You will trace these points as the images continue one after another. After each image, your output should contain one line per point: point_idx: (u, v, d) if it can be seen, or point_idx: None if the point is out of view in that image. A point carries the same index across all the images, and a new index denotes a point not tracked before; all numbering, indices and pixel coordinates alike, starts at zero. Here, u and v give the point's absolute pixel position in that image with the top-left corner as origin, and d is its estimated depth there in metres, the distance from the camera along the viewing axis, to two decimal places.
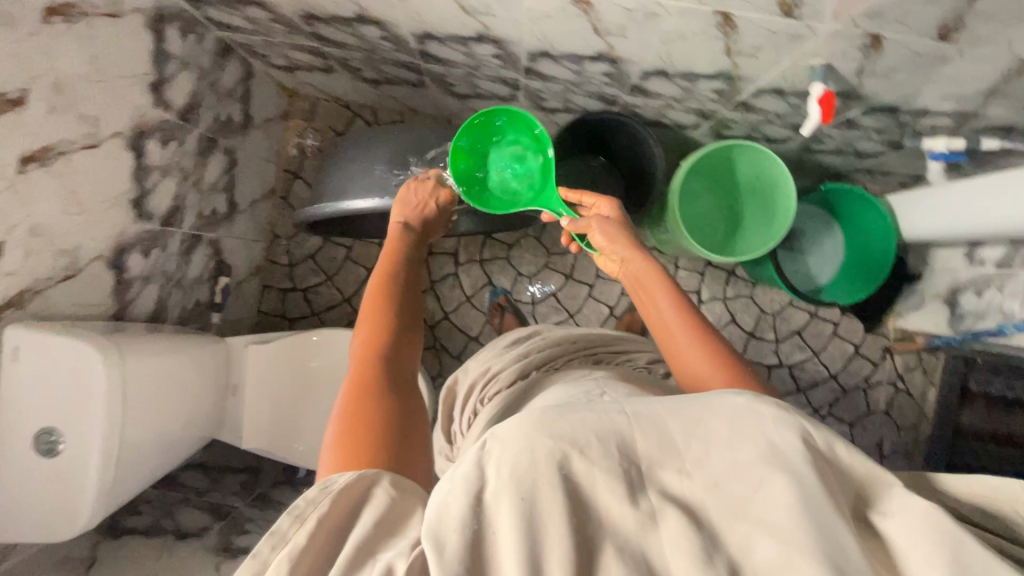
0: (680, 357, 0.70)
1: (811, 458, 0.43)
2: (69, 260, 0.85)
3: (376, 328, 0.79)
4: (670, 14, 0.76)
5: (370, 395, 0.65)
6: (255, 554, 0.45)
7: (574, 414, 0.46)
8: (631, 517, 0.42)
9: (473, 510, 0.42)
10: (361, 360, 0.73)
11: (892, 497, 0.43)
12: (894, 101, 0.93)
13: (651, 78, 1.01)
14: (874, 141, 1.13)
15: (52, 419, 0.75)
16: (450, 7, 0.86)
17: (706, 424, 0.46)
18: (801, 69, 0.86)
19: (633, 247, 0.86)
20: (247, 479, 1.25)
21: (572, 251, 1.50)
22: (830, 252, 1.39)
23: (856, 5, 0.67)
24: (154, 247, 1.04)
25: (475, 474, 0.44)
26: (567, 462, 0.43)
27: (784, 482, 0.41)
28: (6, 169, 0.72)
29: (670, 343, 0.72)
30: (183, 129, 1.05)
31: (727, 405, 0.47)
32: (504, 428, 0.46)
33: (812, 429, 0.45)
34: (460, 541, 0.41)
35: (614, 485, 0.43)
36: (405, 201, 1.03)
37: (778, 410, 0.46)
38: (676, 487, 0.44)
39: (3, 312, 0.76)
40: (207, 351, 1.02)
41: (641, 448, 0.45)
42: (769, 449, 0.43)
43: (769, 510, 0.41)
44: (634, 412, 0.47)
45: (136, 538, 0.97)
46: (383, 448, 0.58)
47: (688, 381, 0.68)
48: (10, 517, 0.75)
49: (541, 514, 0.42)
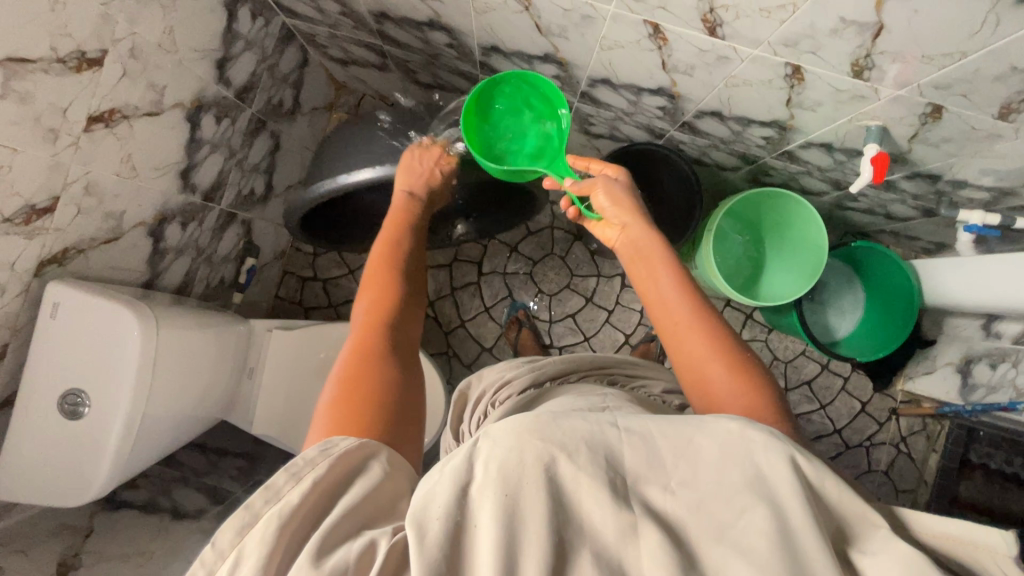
0: (678, 344, 0.66)
1: (800, 489, 0.41)
2: (114, 223, 0.84)
3: (381, 299, 0.77)
4: (742, 59, 0.78)
5: (372, 364, 0.64)
6: (248, 505, 0.44)
7: (569, 419, 0.45)
8: (612, 528, 0.41)
9: (458, 501, 0.41)
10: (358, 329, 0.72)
11: (872, 536, 0.42)
12: (938, 170, 0.95)
13: (704, 118, 1.03)
14: (907, 206, 1.15)
15: (82, 380, 0.75)
16: (525, 24, 0.88)
17: (695, 444, 0.44)
18: (856, 128, 0.88)
19: (640, 216, 0.80)
20: (245, 465, 1.22)
21: (595, 275, 1.51)
22: (849, 308, 1.41)
23: (928, 73, 0.69)
24: (192, 220, 1.04)
25: (462, 466, 0.43)
26: (553, 464, 0.42)
27: (768, 513, 0.40)
28: (73, 127, 0.72)
29: (668, 325, 0.68)
30: (238, 108, 1.06)
31: (719, 426, 0.45)
32: (498, 426, 0.45)
33: (801, 457, 0.43)
34: (443, 529, 0.40)
35: (597, 494, 0.41)
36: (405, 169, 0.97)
37: (769, 435, 0.44)
38: (660, 504, 0.42)
39: (44, 268, 0.75)
40: (232, 331, 1.02)
41: (628, 461, 0.43)
42: (754, 475, 0.42)
43: (750, 537, 0.40)
44: (625, 426, 0.45)
45: (134, 513, 0.95)
46: (384, 423, 0.57)
47: (684, 371, 0.65)
48: (29, 478, 0.75)
49: (522, 513, 0.40)
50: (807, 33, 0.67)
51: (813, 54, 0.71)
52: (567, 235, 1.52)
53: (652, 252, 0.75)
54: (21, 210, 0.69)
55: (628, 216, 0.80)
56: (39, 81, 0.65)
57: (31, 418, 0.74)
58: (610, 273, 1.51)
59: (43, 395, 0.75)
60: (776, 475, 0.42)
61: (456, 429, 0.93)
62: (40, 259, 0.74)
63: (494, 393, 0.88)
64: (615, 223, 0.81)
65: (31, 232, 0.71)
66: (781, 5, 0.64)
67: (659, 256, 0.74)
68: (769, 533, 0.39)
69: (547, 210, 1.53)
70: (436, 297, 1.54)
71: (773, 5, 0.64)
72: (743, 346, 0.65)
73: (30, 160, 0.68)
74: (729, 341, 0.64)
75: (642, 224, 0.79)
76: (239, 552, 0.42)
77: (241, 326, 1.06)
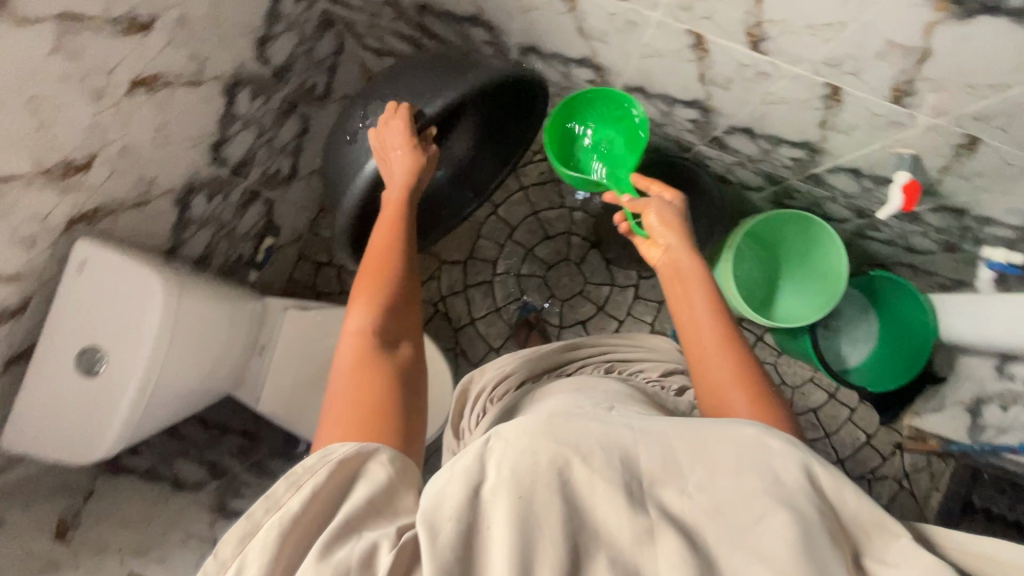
0: (703, 367, 0.66)
1: (815, 497, 0.43)
2: (145, 189, 0.85)
3: (372, 306, 0.70)
4: (781, 77, 0.78)
5: (368, 398, 0.59)
6: (250, 514, 0.45)
7: (580, 421, 0.44)
8: (628, 531, 0.40)
9: (470, 502, 0.41)
10: (349, 343, 0.66)
11: (892, 544, 0.44)
12: (966, 204, 0.95)
13: (734, 134, 1.03)
14: (930, 240, 1.14)
15: (101, 339, 0.76)
16: (568, 26, 0.90)
17: (713, 448, 0.44)
18: (889, 156, 0.88)
19: (687, 240, 0.78)
20: (246, 443, 1.21)
21: (608, 284, 1.51)
22: (863, 337, 1.40)
23: (969, 103, 0.69)
24: (218, 194, 1.04)
25: (473, 465, 0.42)
26: (567, 467, 0.41)
27: (790, 518, 0.40)
28: (117, 88, 0.72)
29: (696, 348, 0.68)
30: (273, 87, 1.06)
31: (737, 431, 0.45)
32: (508, 427, 0.44)
33: (818, 466, 0.44)
34: (456, 530, 0.40)
35: (610, 495, 0.41)
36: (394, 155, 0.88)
37: (787, 444, 0.45)
38: (677, 508, 0.42)
39: (74, 225, 0.76)
40: (248, 307, 1.02)
41: (644, 463, 0.43)
42: (773, 481, 0.42)
43: (767, 543, 0.40)
44: (641, 428, 0.45)
45: (135, 480, 0.94)
46: (388, 425, 0.57)
47: (705, 393, 0.66)
48: (47, 431, 0.77)
49: (537, 517, 0.40)
50: (852, 53, 0.68)
51: (855, 75, 0.71)
52: (584, 242, 1.53)
53: (693, 274, 0.73)
54: (59, 164, 0.69)
55: (672, 235, 0.79)
56: (89, 40, 0.65)
57: (51, 371, 0.76)
58: (624, 283, 1.51)
59: (64, 351, 0.76)
60: (792, 481, 0.43)
61: (457, 426, 0.89)
62: (71, 216, 0.75)
63: (493, 387, 0.86)
64: (660, 242, 0.79)
65: (65, 188, 0.72)
66: (828, 23, 0.64)
67: (699, 279, 0.72)
68: (790, 539, 0.39)
69: (565, 215, 1.53)
70: (448, 293, 1.54)
71: (821, 22, 0.65)
72: (768, 376, 0.64)
73: (73, 116, 0.68)
74: (755, 372, 0.64)
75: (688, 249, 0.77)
76: (241, 562, 0.43)
77: (257, 303, 1.06)
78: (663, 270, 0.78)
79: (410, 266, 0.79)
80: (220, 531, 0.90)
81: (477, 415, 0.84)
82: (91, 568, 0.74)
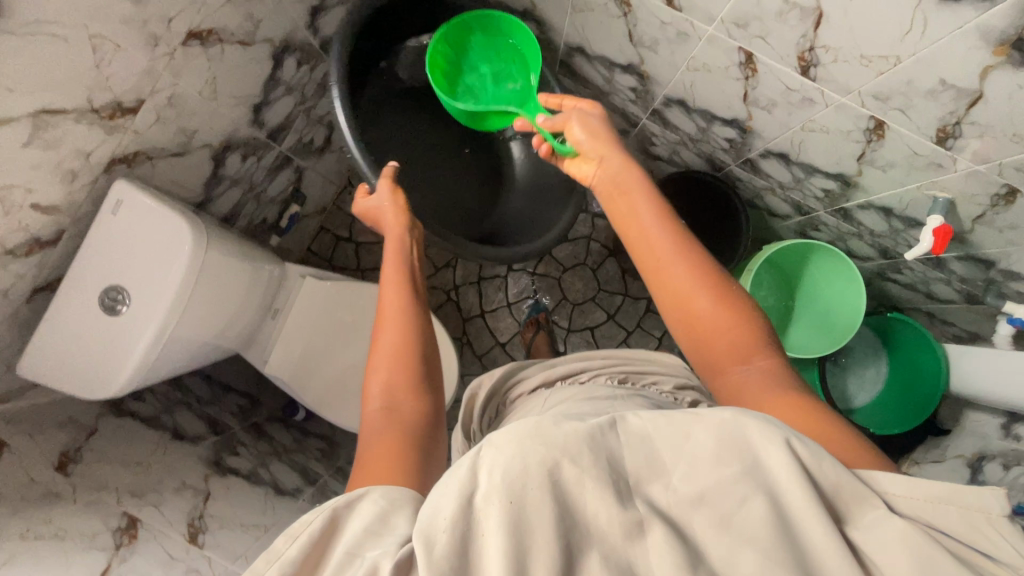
0: (663, 278, 0.64)
1: (798, 475, 0.39)
2: (184, 140, 0.86)
3: (389, 376, 0.63)
4: (826, 104, 0.78)
5: (387, 466, 0.52)
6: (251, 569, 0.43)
7: (569, 422, 0.42)
8: (617, 526, 0.38)
9: (464, 511, 0.38)
10: (370, 419, 0.60)
11: (867, 509, 0.40)
12: (994, 256, 0.93)
13: (769, 158, 1.03)
14: (951, 288, 1.12)
15: (129, 280, 0.78)
16: (620, 30, 0.92)
17: (692, 438, 0.42)
18: (923, 198, 0.87)
19: (617, 148, 0.74)
20: (246, 404, 1.22)
21: (621, 294, 1.52)
22: (871, 378, 1.40)
23: (1013, 153, 0.68)
24: (253, 154, 1.05)
25: (466, 474, 0.40)
26: (557, 469, 0.39)
27: (768, 502, 0.39)
28: (174, 38, 0.73)
29: (651, 263, 0.65)
30: (320, 57, 1.08)
31: (714, 417, 0.42)
32: (497, 434, 0.41)
33: (799, 442, 0.41)
34: (451, 541, 0.37)
35: (598, 493, 0.39)
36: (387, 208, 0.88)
37: (767, 422, 0.41)
38: (662, 502, 0.40)
39: (113, 165, 0.78)
40: (268, 269, 1.02)
41: (627, 460, 0.41)
42: (752, 463, 0.40)
43: (754, 529, 0.38)
44: (624, 426, 0.43)
45: (137, 424, 0.95)
46: (393, 463, 0.52)
47: (667, 305, 0.64)
48: (65, 364, 0.79)
49: (530, 520, 0.38)
50: (901, 89, 0.67)
51: (901, 112, 0.71)
52: (602, 249, 1.53)
53: (634, 184, 0.70)
54: (108, 104, 0.71)
55: (605, 148, 0.74)
56: None
57: (78, 305, 0.78)
58: (637, 294, 1.51)
59: (90, 286, 0.78)
60: (774, 464, 0.40)
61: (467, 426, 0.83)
62: (113, 156, 0.77)
63: (506, 396, 0.85)
64: (590, 159, 0.75)
65: (112, 128, 0.73)
66: (883, 56, 0.64)
67: (640, 189, 0.69)
68: (773, 523, 0.38)
69: (587, 220, 1.54)
70: (462, 282, 1.54)
71: (875, 54, 0.65)
72: (720, 269, 0.64)
73: (130, 59, 0.69)
74: (713, 271, 0.63)
75: (618, 157, 0.73)
76: None
77: (277, 268, 1.06)
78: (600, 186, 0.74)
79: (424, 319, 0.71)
80: (212, 485, 0.90)
81: (495, 422, 0.83)
82: (88, 503, 0.75)
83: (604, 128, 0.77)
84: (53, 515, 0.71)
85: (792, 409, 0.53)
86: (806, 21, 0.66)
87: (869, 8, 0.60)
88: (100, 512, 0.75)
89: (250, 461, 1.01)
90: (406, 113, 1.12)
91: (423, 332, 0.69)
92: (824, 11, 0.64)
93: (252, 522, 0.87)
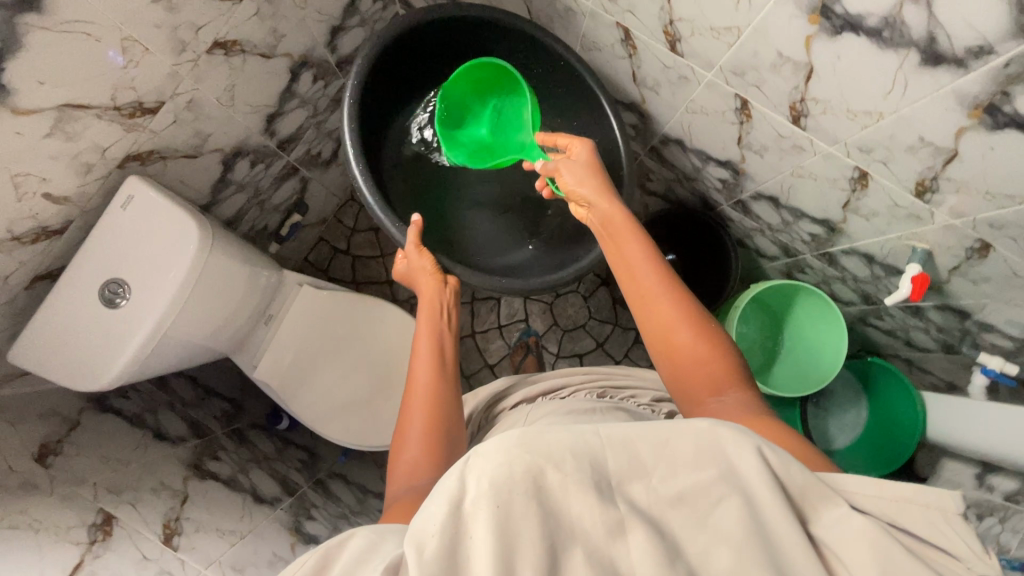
0: (648, 312, 0.67)
1: (769, 482, 0.42)
2: (198, 143, 0.88)
3: (428, 433, 0.69)
4: (815, 152, 0.83)
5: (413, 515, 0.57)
6: None
7: (552, 428, 0.43)
8: (600, 523, 0.40)
9: (453, 519, 0.39)
10: (406, 473, 0.66)
11: (830, 511, 0.43)
12: (968, 307, 0.97)
13: (759, 201, 1.08)
14: (929, 336, 1.16)
15: (129, 275, 0.79)
16: (625, 70, 0.98)
17: (672, 446, 0.43)
18: (903, 247, 0.91)
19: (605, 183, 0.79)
20: (230, 409, 1.21)
21: (612, 323, 1.54)
22: (851, 423, 1.42)
23: (985, 209, 0.72)
24: (261, 162, 1.07)
25: (455, 483, 0.40)
26: (541, 475, 0.40)
27: (742, 505, 0.41)
28: (200, 46, 0.76)
29: (636, 296, 0.68)
30: (335, 74, 1.11)
31: (693, 426, 0.44)
32: (486, 443, 0.42)
33: (770, 450, 0.43)
34: (441, 547, 0.38)
35: (583, 495, 0.40)
36: (419, 268, 0.91)
37: (739, 431, 0.44)
38: (643, 503, 0.41)
39: (126, 162, 0.80)
40: (267, 275, 1.03)
41: (610, 462, 0.42)
42: (727, 469, 0.42)
43: (728, 530, 0.40)
44: (607, 432, 0.43)
45: (119, 421, 0.93)
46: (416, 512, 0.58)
47: (651, 338, 0.67)
48: (55, 354, 0.78)
49: (516, 524, 0.38)
50: (884, 142, 0.72)
51: (884, 164, 0.76)
52: (595, 278, 1.56)
53: (624, 225, 0.74)
54: (130, 103, 0.73)
55: (596, 191, 0.78)
56: None
57: (76, 297, 0.79)
58: (627, 324, 1.54)
59: (90, 279, 0.79)
60: (748, 471, 0.42)
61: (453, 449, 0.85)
62: (128, 153, 0.78)
63: (488, 408, 0.85)
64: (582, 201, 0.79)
65: (131, 126, 0.76)
66: (868, 111, 0.69)
67: (629, 230, 0.73)
68: (745, 524, 0.40)
69: None
70: None
71: (861, 109, 0.70)
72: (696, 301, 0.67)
73: (155, 62, 0.72)
74: (690, 302, 0.67)
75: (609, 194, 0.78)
76: None
77: (274, 276, 1.06)
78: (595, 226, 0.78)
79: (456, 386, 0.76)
80: (190, 489, 0.88)
81: (478, 435, 0.83)
82: (65, 496, 0.74)
83: (590, 165, 0.81)
84: (29, 507, 0.70)
85: (766, 430, 0.56)
86: (799, 74, 0.71)
87: (857, 67, 0.65)
88: (76, 507, 0.73)
89: (231, 468, 1.00)
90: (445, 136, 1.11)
91: (447, 418, 0.71)
92: (815, 66, 0.68)
93: (228, 528, 0.86)
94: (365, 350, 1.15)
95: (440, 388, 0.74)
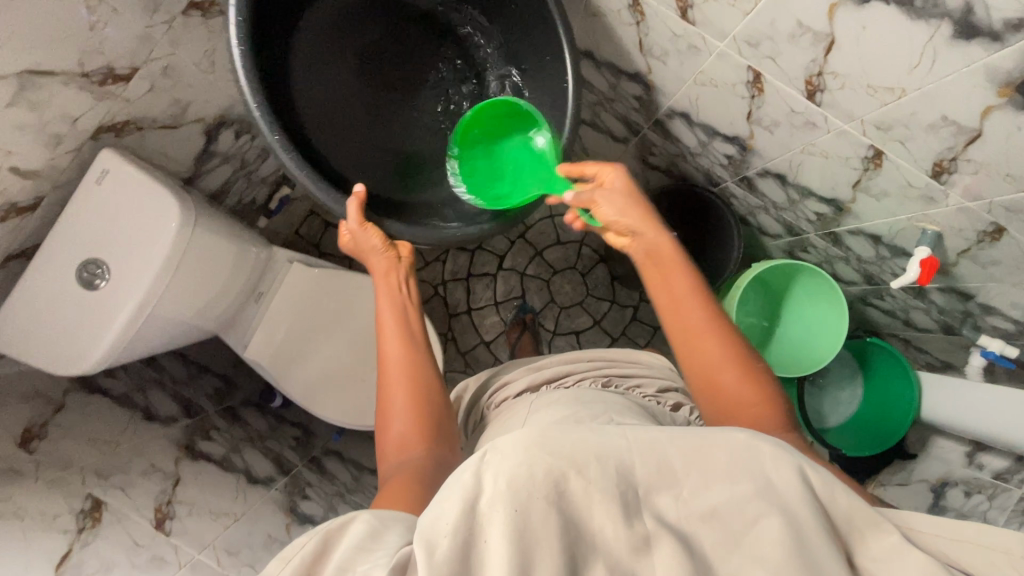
0: (694, 352, 0.66)
1: (808, 499, 0.41)
2: (178, 112, 0.83)
3: (416, 419, 0.66)
4: (828, 130, 0.79)
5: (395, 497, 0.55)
6: None
7: (576, 431, 0.41)
8: (624, 538, 0.38)
9: (466, 519, 0.37)
10: (389, 457, 0.64)
11: (880, 537, 0.42)
12: (973, 290, 0.95)
13: (766, 177, 1.04)
14: (929, 318, 1.15)
15: (108, 254, 0.75)
16: (631, 39, 0.93)
17: (704, 456, 0.42)
18: (913, 229, 0.88)
19: (650, 214, 0.74)
20: (221, 386, 1.19)
21: (609, 300, 1.52)
22: (845, 400, 1.42)
23: (1003, 193, 0.69)
24: (247, 132, 1.02)
25: (470, 480, 0.39)
26: (563, 480, 0.39)
27: (781, 523, 0.39)
28: (174, 6, 0.71)
29: (683, 334, 0.67)
30: None
31: (727, 436, 0.43)
32: (505, 439, 0.40)
33: (811, 469, 0.42)
34: (453, 548, 0.36)
35: (607, 504, 0.39)
36: (370, 247, 0.79)
37: (778, 447, 0.43)
38: (671, 514, 0.40)
39: (100, 133, 0.75)
40: (256, 252, 0.99)
41: (639, 470, 0.40)
42: (765, 484, 0.41)
43: (763, 549, 0.39)
44: (635, 437, 0.42)
45: (107, 402, 0.91)
46: (417, 495, 0.55)
47: (695, 376, 0.66)
48: (33, 336, 0.75)
49: (532, 529, 0.37)
50: (903, 121, 0.68)
51: (901, 143, 0.72)
52: (593, 254, 1.54)
53: (674, 262, 0.71)
54: (100, 70, 0.68)
55: (641, 221, 0.73)
56: None
57: (52, 277, 0.75)
58: (624, 302, 1.52)
59: (67, 258, 0.75)
60: (785, 485, 0.41)
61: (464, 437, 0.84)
62: (101, 123, 0.74)
63: (490, 395, 0.83)
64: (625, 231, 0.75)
65: (102, 94, 0.70)
66: (890, 87, 0.65)
67: (678, 266, 0.71)
68: (784, 542, 0.39)
69: None
70: (450, 278, 1.52)
71: (882, 84, 0.66)
72: (746, 344, 0.67)
73: (125, 24, 0.67)
74: (738, 345, 0.66)
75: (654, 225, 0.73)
76: None
77: (264, 251, 1.03)
78: (639, 257, 0.75)
79: (428, 365, 0.72)
80: (182, 470, 0.87)
81: (479, 425, 0.82)
82: (51, 482, 0.73)
83: (630, 192, 0.75)
84: (14, 493, 0.69)
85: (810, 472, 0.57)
86: (818, 46, 0.67)
87: (882, 39, 0.61)
88: (64, 492, 0.72)
89: (225, 448, 0.98)
90: (388, 47, 0.84)
91: (435, 398, 0.69)
92: (837, 37, 0.64)
93: (222, 510, 0.85)
94: (359, 329, 1.13)
95: (413, 363, 0.71)
